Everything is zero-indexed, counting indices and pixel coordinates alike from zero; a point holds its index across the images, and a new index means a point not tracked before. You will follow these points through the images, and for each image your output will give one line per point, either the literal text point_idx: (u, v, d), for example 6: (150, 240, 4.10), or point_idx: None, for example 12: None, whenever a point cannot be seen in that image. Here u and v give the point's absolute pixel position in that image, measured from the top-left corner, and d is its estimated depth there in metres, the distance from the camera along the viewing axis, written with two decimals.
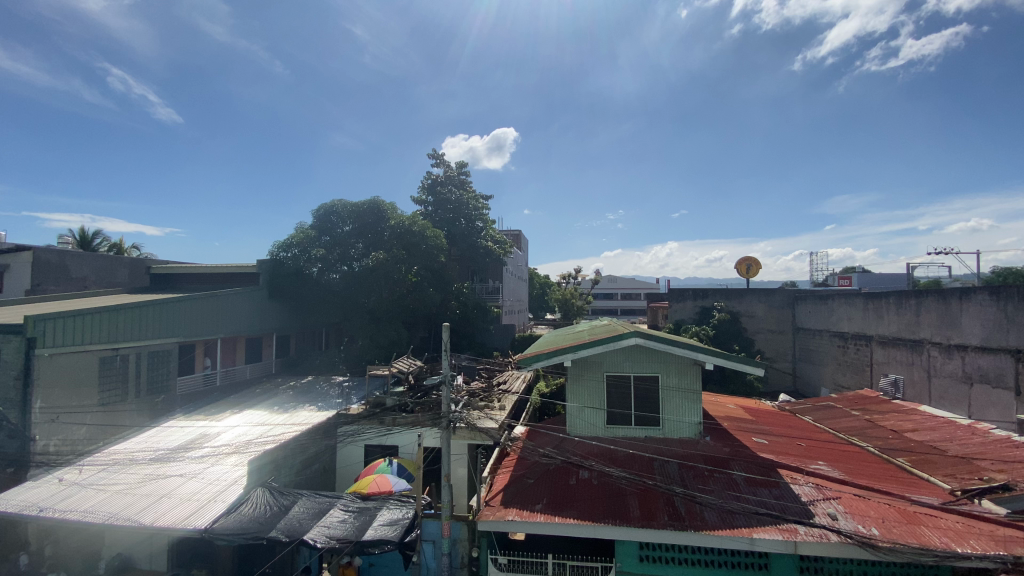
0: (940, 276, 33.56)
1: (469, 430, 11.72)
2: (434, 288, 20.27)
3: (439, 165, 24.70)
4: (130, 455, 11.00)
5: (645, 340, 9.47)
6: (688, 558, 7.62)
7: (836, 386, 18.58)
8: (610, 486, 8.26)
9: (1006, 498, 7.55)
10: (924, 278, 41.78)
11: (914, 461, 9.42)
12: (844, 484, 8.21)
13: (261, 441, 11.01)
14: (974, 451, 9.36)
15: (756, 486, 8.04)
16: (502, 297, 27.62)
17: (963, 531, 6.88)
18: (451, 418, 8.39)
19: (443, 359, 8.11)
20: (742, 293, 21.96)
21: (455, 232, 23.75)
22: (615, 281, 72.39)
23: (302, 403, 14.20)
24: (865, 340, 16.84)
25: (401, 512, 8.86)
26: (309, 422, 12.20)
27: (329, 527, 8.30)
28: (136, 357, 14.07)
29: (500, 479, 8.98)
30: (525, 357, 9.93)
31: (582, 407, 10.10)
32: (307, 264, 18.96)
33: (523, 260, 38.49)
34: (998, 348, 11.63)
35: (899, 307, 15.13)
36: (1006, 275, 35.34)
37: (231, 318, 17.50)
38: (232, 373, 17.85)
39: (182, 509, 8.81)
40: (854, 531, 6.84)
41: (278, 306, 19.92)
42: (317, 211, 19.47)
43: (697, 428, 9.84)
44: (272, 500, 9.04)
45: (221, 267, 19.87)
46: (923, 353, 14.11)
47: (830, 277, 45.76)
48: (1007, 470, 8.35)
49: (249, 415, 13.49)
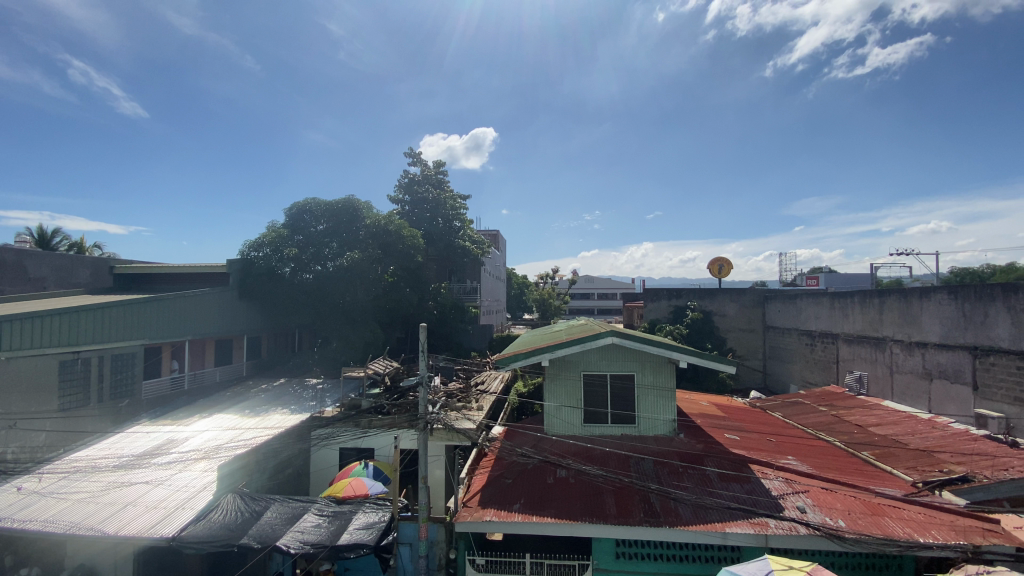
0: (901, 277, 34.96)
1: (446, 431, 11.63)
2: (411, 288, 20.09)
3: (416, 164, 24.46)
4: (92, 463, 10.56)
5: (621, 339, 9.57)
6: (663, 554, 7.72)
7: (804, 382, 19.13)
8: (587, 484, 8.31)
9: (964, 490, 7.91)
10: (886, 279, 43.47)
11: (878, 455, 9.77)
12: (812, 478, 8.46)
13: (232, 446, 10.71)
14: (934, 444, 9.78)
15: (728, 482, 8.22)
16: (480, 297, 27.56)
17: (925, 521, 7.15)
18: (428, 419, 8.23)
19: (420, 360, 7.79)
20: (715, 293, 22.45)
21: (432, 231, 23.57)
22: (592, 282, 73.24)
23: (275, 407, 13.89)
24: (831, 338, 17.39)
25: (378, 515, 8.74)
26: (282, 426, 11.94)
27: (303, 533, 8.12)
28: (98, 360, 13.52)
29: (478, 479, 8.94)
30: (502, 358, 9.92)
31: (559, 406, 10.15)
32: (279, 264, 18.53)
33: (500, 261, 38.53)
34: (957, 345, 12.16)
35: (864, 306, 15.67)
36: (963, 275, 37.07)
37: (199, 319, 16.98)
38: (200, 376, 17.34)
39: (149, 517, 8.52)
40: (821, 523, 7.05)
41: (249, 307, 19.41)
42: (289, 210, 19.11)
43: (672, 425, 10.00)
44: (243, 506, 8.80)
45: (188, 267, 19.29)
46: (886, 350, 14.65)
47: (798, 278, 47.18)
48: (965, 462, 8.74)
49: (219, 419, 13.12)
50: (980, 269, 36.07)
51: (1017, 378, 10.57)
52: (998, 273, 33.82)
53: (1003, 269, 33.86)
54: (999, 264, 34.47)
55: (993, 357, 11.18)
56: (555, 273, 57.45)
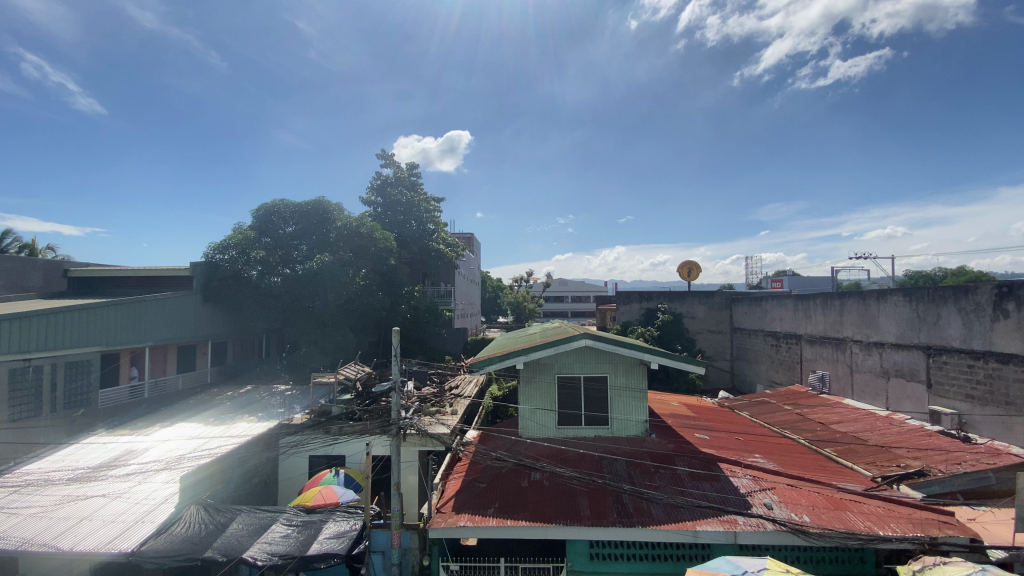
0: (859, 281, 36.53)
1: (420, 436, 11.47)
2: (383, 292, 19.88)
3: (389, 165, 24.18)
4: (44, 476, 10.00)
5: (594, 341, 9.65)
6: (637, 554, 7.80)
7: (770, 382, 19.69)
8: (561, 487, 8.32)
9: (920, 483, 8.30)
10: (847, 282, 45.26)
11: (840, 451, 10.14)
12: (778, 475, 8.70)
13: (195, 456, 10.31)
14: (892, 440, 10.21)
15: (699, 481, 8.37)
16: (454, 300, 27.44)
17: (885, 515, 7.43)
18: (402, 425, 8.05)
19: (393, 365, 7.56)
20: (684, 296, 22.96)
21: (405, 234, 23.22)
22: (566, 285, 73.97)
23: (242, 414, 13.46)
24: (795, 339, 17.96)
25: (349, 523, 8.55)
26: (249, 434, 11.57)
27: (270, 544, 7.88)
28: (50, 368, 12.86)
29: (452, 484, 8.85)
30: (476, 361, 9.85)
31: (533, 409, 10.17)
32: (245, 267, 17.98)
33: (475, 264, 38.49)
34: (912, 345, 12.72)
35: (825, 307, 16.25)
36: (917, 278, 38.90)
37: (161, 324, 16.35)
38: (161, 384, 16.60)
39: (106, 532, 8.13)
40: (787, 519, 7.25)
41: (213, 311, 18.79)
42: (257, 211, 18.62)
43: (643, 426, 10.14)
44: (206, 517, 8.47)
45: (151, 270, 18.59)
46: (846, 350, 15.22)
47: (764, 280, 48.62)
48: (921, 457, 9.16)
49: (182, 428, 12.65)
50: (933, 271, 37.94)
51: (968, 376, 11.11)
52: (949, 275, 35.69)
53: (954, 272, 35.67)
54: (949, 268, 36.38)
55: (945, 356, 11.73)
56: (529, 276, 57.76)
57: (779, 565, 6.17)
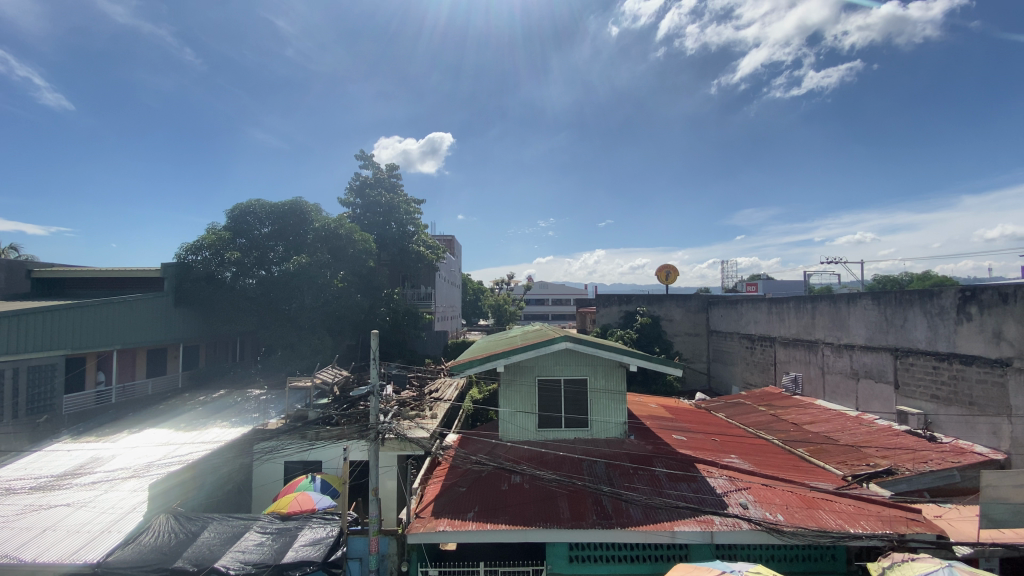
0: (829, 285, 37.77)
1: (399, 441, 11.36)
2: (362, 294, 19.57)
3: (369, 166, 23.95)
4: (4, 485, 9.57)
5: (574, 344, 9.69)
6: (616, 555, 7.84)
7: (745, 384, 20.09)
8: (541, 490, 8.31)
9: (888, 482, 8.57)
10: (818, 286, 46.53)
11: (813, 451, 10.39)
12: (753, 475, 8.87)
13: (166, 463, 10.00)
14: (862, 440, 10.52)
15: (676, 481, 8.47)
16: (435, 303, 27.30)
17: (855, 512, 7.64)
18: (380, 429, 7.91)
19: (371, 368, 7.40)
20: (662, 298, 23.32)
21: (385, 236, 23.18)
22: (547, 288, 74.47)
23: (215, 420, 13.12)
24: (769, 341, 18.37)
25: (325, 530, 8.38)
26: (222, 439, 11.27)
27: (243, 552, 7.67)
28: (12, 373, 12.35)
29: (431, 489, 8.77)
30: (457, 364, 9.79)
31: (514, 411, 10.18)
32: (218, 269, 17.50)
33: (455, 266, 38.42)
34: (880, 347, 13.13)
35: (798, 310, 16.66)
36: (884, 283, 40.31)
37: (130, 327, 15.86)
38: (130, 389, 16.08)
39: (71, 542, 7.83)
40: (762, 518, 7.38)
41: (186, 313, 18.33)
42: (231, 211, 18.21)
43: (622, 428, 10.23)
44: (176, 526, 8.20)
45: (120, 271, 18.06)
46: (818, 352, 15.62)
47: (740, 283, 49.59)
48: (889, 456, 9.46)
49: (153, 434, 12.28)
50: (899, 276, 39.27)
51: (934, 377, 11.49)
52: (915, 280, 36.99)
53: (919, 277, 36.93)
54: (915, 273, 37.74)
55: (911, 358, 12.13)
56: (510, 279, 57.93)
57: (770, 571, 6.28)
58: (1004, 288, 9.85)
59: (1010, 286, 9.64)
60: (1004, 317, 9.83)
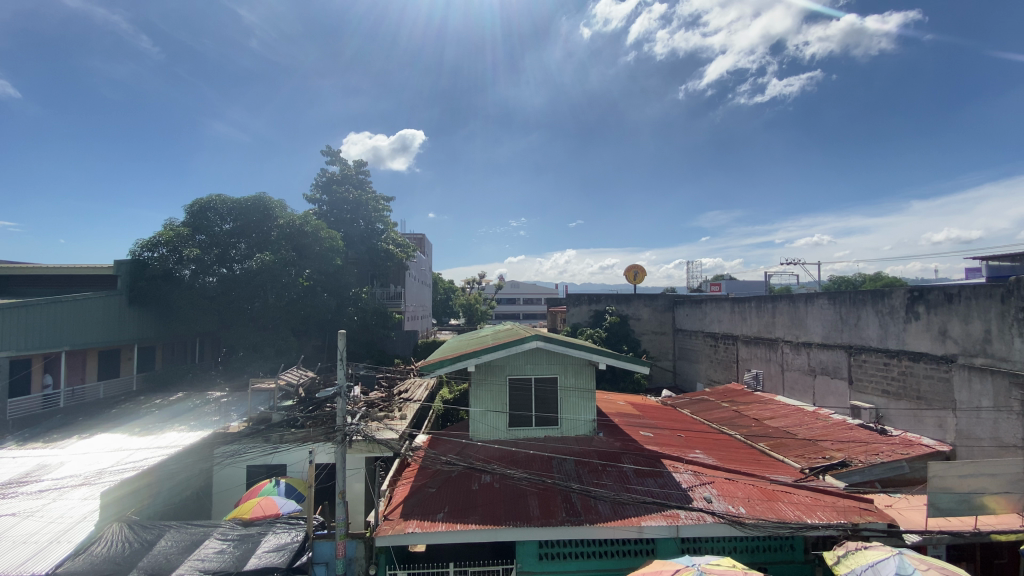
0: (790, 284, 39.25)
1: (367, 442, 11.20)
2: (329, 293, 19.07)
3: (336, 162, 23.44)
4: None
5: (545, 343, 9.75)
6: (585, 552, 7.93)
7: (708, 381, 20.68)
8: (511, 488, 8.33)
9: (843, 473, 8.98)
10: (776, 287, 48.24)
11: (773, 445, 10.79)
12: (716, 470, 9.13)
13: (119, 469, 9.54)
14: (818, 433, 10.99)
15: (644, 477, 8.64)
16: (405, 302, 27.00)
17: (812, 504, 7.96)
18: (347, 431, 7.73)
19: (338, 369, 7.20)
20: (630, 298, 23.78)
21: (352, 233, 22.79)
22: (518, 288, 74.86)
23: (172, 424, 12.61)
24: (731, 339, 18.95)
25: (290, 535, 8.14)
26: (180, 444, 10.83)
27: (202, 561, 7.38)
28: None
29: (400, 490, 8.67)
30: (427, 364, 9.67)
31: (485, 411, 10.17)
32: (176, 266, 16.81)
33: (425, 265, 38.08)
34: (836, 344, 13.73)
35: (759, 310, 17.25)
36: (839, 283, 42.15)
37: (80, 327, 15.09)
38: (80, 392, 15.32)
39: (15, 554, 7.37)
40: (725, 511, 7.61)
41: (141, 313, 17.55)
42: (190, 207, 17.55)
43: (591, 425, 10.36)
44: (131, 535, 7.82)
45: (68, 268, 17.12)
46: (778, 349, 16.21)
47: (704, 283, 50.82)
48: (843, 449, 9.91)
49: (105, 439, 11.73)
50: (853, 277, 41.20)
51: (884, 373, 12.10)
52: (868, 280, 38.76)
53: (872, 277, 38.79)
54: (868, 273, 39.60)
55: (864, 355, 12.73)
56: (481, 278, 57.94)
57: (732, 564, 6.51)
58: (948, 289, 10.44)
59: (954, 286, 10.22)
60: (949, 316, 10.43)
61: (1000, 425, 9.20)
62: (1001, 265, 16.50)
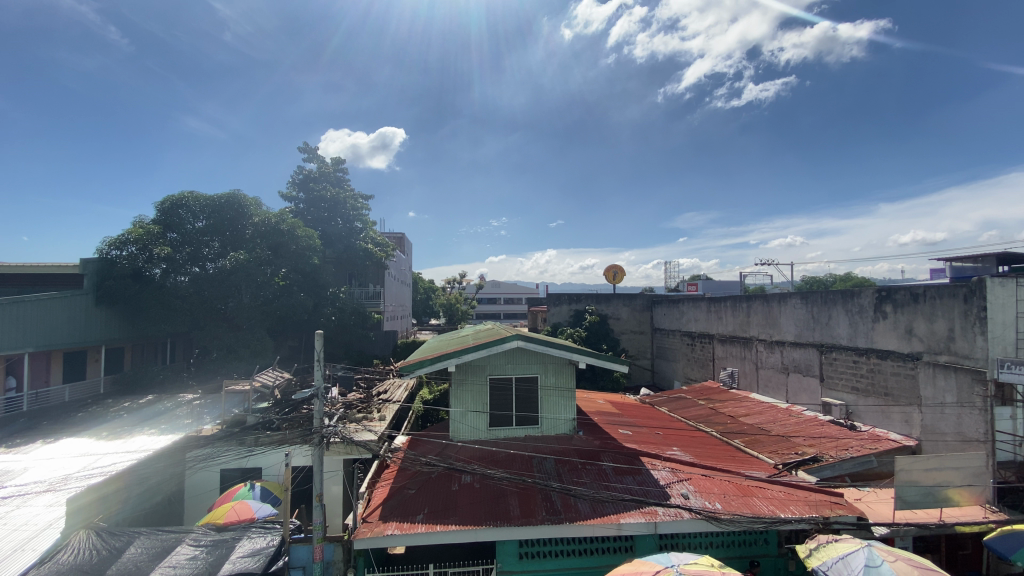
0: (765, 284, 40.11)
1: (345, 444, 11.07)
2: (305, 292, 18.75)
3: (313, 160, 23.06)
4: None
5: (525, 343, 9.77)
6: (565, 550, 7.97)
7: (686, 379, 21.02)
8: (491, 488, 8.33)
9: (815, 468, 9.24)
10: (751, 287, 49.24)
11: (747, 441, 11.02)
12: (693, 466, 9.29)
13: (85, 475, 9.21)
14: (791, 430, 11.28)
15: (622, 475, 8.74)
16: (384, 302, 26.73)
17: (785, 498, 8.16)
18: (325, 433, 7.60)
19: (315, 371, 7.09)
20: (609, 297, 24.02)
21: (330, 232, 22.44)
22: (499, 288, 74.87)
23: (141, 428, 12.23)
24: (708, 338, 19.29)
25: (265, 539, 7.98)
26: (150, 448, 10.51)
27: (175, 568, 7.17)
28: None
29: (379, 492, 8.58)
30: (406, 364, 9.59)
31: (465, 411, 10.13)
32: (147, 265, 16.29)
33: (406, 264, 37.81)
34: (808, 343, 14.10)
35: (735, 309, 17.60)
36: (811, 284, 43.25)
37: (43, 328, 14.56)
38: (45, 396, 14.80)
39: None
40: (702, 507, 7.75)
41: (109, 313, 16.98)
42: (161, 204, 17.05)
43: (570, 424, 10.43)
44: (99, 542, 7.57)
45: (30, 267, 16.47)
46: (752, 348, 16.58)
47: (681, 283, 51.50)
48: (815, 444, 10.19)
49: (71, 444, 11.25)
50: (824, 278, 42.36)
51: (854, 370, 12.48)
52: (838, 280, 39.91)
53: (842, 278, 40.01)
54: (838, 274, 40.79)
55: (835, 352, 13.12)
56: (461, 278, 57.80)
57: (710, 560, 6.62)
58: (914, 289, 10.82)
59: (919, 287, 10.60)
60: (915, 315, 10.82)
61: (963, 420, 9.56)
62: (964, 265, 17.13)
